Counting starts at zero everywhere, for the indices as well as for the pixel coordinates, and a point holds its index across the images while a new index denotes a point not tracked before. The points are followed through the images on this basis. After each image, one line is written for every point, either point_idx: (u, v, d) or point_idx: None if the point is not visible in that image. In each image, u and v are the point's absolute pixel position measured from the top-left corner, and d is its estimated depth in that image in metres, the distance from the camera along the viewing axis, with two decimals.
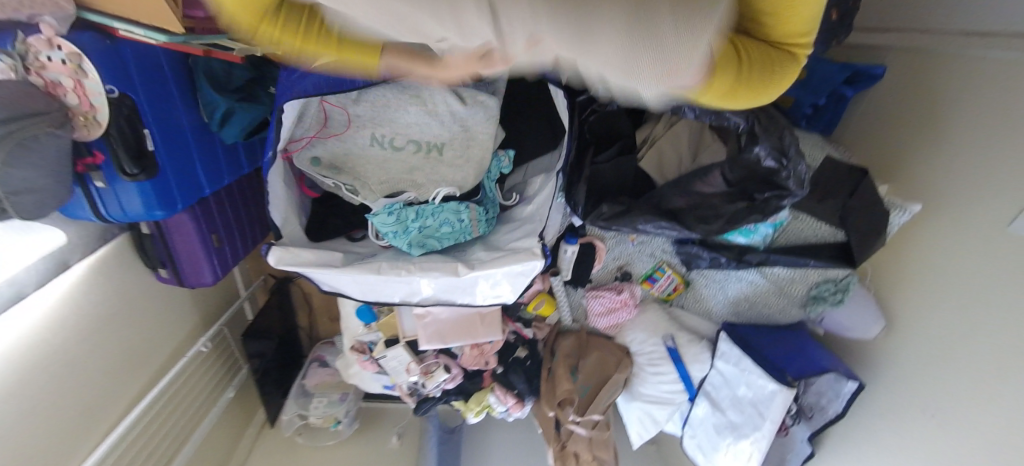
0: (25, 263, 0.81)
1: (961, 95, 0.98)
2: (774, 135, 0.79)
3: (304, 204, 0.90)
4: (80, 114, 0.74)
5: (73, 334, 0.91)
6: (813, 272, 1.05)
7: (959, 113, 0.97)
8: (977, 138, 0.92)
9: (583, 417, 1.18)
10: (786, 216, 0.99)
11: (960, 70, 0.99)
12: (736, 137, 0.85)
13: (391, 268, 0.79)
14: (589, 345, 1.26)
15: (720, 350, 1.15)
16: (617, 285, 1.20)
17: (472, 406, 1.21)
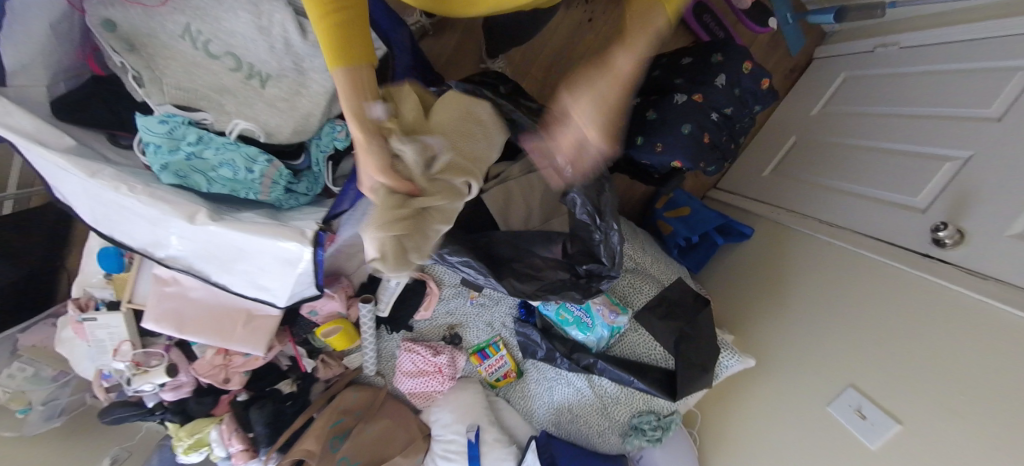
0: None
1: (805, 275, 1.06)
2: (597, 189, 0.69)
3: (78, 77, 0.71)
4: None
5: None
6: (639, 397, 0.94)
7: (803, 291, 1.03)
8: (814, 317, 0.97)
9: None
10: (624, 323, 0.90)
11: (810, 254, 1.08)
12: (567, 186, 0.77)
13: (111, 177, 0.60)
14: (380, 409, 1.00)
15: (523, 462, 0.97)
16: (438, 345, 1.01)
17: (180, 437, 0.88)
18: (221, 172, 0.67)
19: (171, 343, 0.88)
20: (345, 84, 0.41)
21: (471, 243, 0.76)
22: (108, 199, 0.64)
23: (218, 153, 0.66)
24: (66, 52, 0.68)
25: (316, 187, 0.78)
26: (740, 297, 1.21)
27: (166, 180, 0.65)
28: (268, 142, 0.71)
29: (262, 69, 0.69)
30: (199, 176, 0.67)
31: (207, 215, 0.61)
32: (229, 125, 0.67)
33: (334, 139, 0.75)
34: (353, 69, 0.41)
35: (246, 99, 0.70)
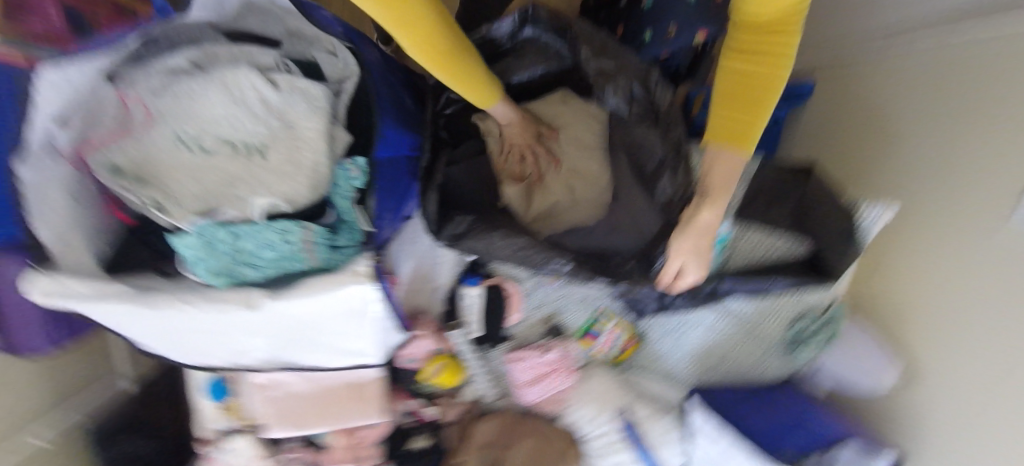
0: None
1: (913, 87, 0.85)
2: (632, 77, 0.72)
3: (115, 233, 0.73)
4: None
5: None
6: (785, 302, 0.79)
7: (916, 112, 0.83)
8: (951, 129, 0.77)
9: None
10: (729, 231, 0.77)
11: (904, 60, 0.87)
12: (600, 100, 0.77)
13: (172, 304, 0.60)
14: (517, 431, 0.93)
15: (693, 425, 0.85)
16: (543, 342, 0.92)
17: None
18: (265, 255, 0.65)
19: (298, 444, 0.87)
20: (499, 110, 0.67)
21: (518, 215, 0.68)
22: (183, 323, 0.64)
23: (256, 239, 0.65)
24: (94, 213, 0.70)
25: (359, 234, 0.73)
26: (836, 155, 1.01)
27: (219, 284, 0.66)
28: (293, 210, 0.67)
29: (254, 140, 0.66)
30: (248, 267, 0.66)
31: (268, 293, 0.60)
32: (251, 210, 0.65)
33: (348, 180, 0.70)
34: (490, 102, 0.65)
35: (252, 178, 0.66)
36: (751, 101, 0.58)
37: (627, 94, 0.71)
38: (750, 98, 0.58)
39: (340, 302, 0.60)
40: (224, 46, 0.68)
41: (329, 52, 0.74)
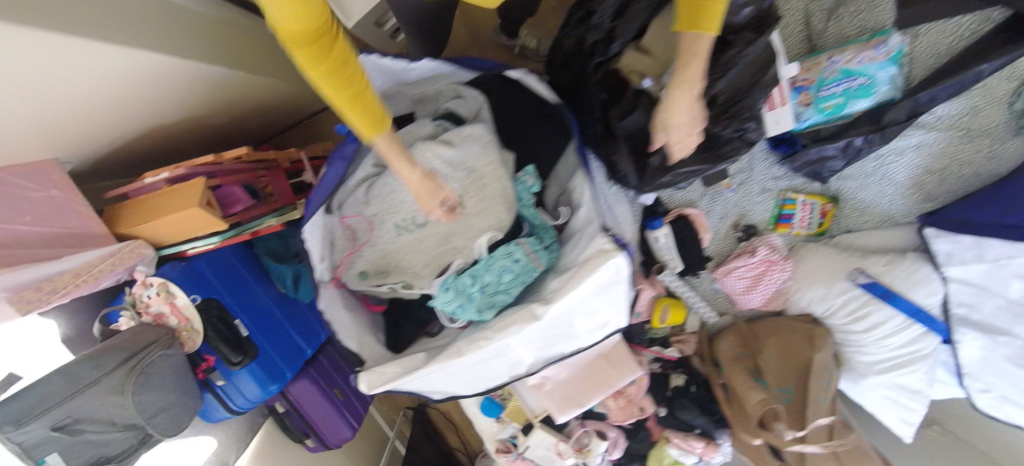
0: None
1: None
2: None
3: (378, 322, 0.88)
4: (182, 330, 0.86)
5: None
6: (998, 81, 0.70)
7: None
8: None
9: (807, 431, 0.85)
10: (902, 42, 0.73)
11: None
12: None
13: (470, 345, 0.73)
14: (758, 336, 0.97)
15: (940, 253, 0.82)
16: (746, 246, 0.94)
17: None
18: (505, 278, 0.75)
19: (582, 420, 0.98)
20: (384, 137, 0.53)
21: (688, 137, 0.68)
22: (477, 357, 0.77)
23: (493, 269, 0.75)
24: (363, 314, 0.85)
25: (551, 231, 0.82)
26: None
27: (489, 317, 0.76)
28: (505, 233, 0.76)
29: (450, 198, 0.75)
30: (499, 294, 0.76)
31: (543, 303, 0.69)
32: (477, 249, 0.75)
33: (529, 190, 0.78)
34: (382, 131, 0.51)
35: (463, 226, 0.76)
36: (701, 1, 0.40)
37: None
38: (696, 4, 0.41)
39: (596, 277, 0.66)
40: (391, 138, 0.78)
41: (455, 97, 0.81)
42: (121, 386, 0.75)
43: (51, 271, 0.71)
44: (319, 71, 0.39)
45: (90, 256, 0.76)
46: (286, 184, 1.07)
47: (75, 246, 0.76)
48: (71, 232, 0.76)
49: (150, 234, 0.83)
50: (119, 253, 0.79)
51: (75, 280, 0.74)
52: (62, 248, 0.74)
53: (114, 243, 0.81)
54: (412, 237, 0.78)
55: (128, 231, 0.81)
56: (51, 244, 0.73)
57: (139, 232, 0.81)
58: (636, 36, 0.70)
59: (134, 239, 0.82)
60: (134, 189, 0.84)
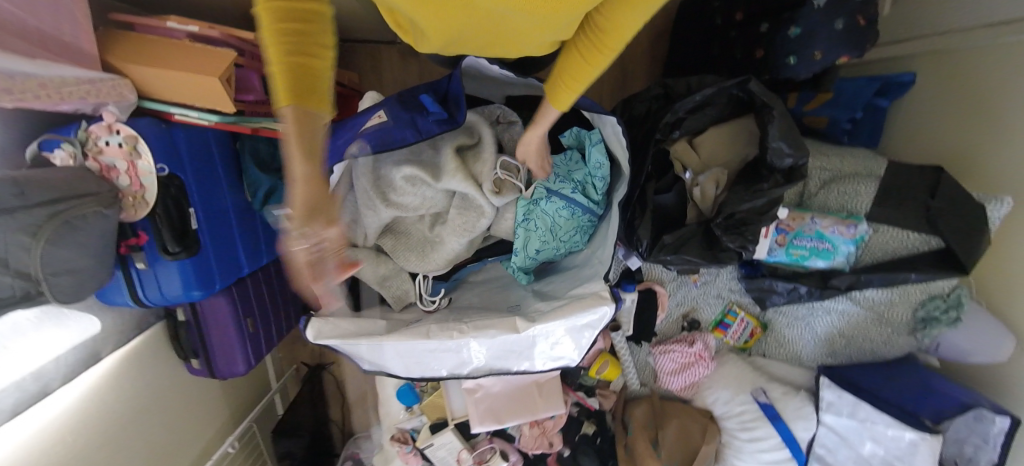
0: (50, 358, 0.74)
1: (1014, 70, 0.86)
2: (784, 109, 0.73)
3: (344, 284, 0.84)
4: (129, 194, 0.74)
5: (106, 428, 0.83)
6: (914, 289, 0.91)
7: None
8: None
9: None
10: (866, 231, 0.91)
11: (993, 54, 0.91)
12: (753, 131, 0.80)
13: (442, 329, 0.75)
14: (665, 413, 1.09)
15: (824, 400, 0.98)
16: (686, 336, 1.07)
17: None
18: (558, 219, 0.76)
19: (491, 436, 1.03)
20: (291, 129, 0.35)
21: (699, 236, 0.79)
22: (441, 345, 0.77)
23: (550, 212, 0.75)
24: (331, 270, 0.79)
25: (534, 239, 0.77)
26: (942, 143, 1.01)
27: (544, 245, 0.77)
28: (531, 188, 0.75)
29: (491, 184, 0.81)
30: (552, 242, 0.77)
31: (527, 320, 0.74)
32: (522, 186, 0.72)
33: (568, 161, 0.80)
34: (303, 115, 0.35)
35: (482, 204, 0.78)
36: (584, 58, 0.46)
37: (785, 138, 0.72)
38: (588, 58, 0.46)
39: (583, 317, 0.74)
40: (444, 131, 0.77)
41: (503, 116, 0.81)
42: (36, 228, 0.63)
43: (18, 69, 0.59)
44: None
45: (66, 73, 0.66)
46: None
47: (53, 53, 0.64)
48: (57, 36, 0.64)
49: (144, 77, 0.73)
50: (99, 85, 0.69)
51: (39, 91, 0.62)
52: (40, 49, 0.62)
53: (99, 72, 0.71)
54: (412, 216, 0.77)
55: (120, 64, 0.72)
56: (27, 37, 0.61)
57: (137, 72, 0.72)
58: (693, 132, 0.84)
59: (122, 77, 0.73)
60: (148, 26, 0.75)
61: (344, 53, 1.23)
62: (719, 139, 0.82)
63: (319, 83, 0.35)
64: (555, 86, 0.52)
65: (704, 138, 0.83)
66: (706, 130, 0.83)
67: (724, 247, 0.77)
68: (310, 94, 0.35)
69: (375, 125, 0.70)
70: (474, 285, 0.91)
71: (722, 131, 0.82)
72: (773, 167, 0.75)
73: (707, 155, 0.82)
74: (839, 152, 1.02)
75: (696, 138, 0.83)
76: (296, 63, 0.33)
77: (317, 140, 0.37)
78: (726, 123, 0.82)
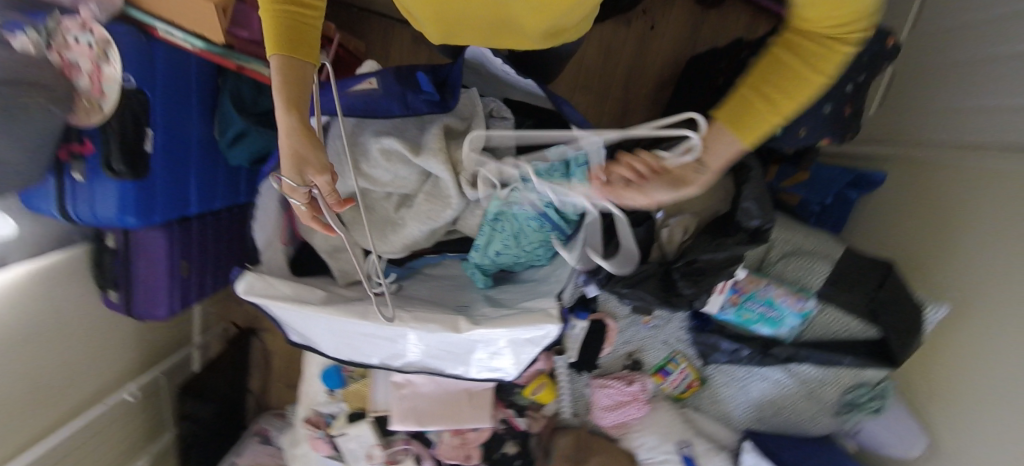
0: None
1: (966, 185, 0.92)
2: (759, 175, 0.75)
3: (292, 240, 0.81)
4: (86, 97, 0.70)
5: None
6: (845, 373, 0.94)
7: (980, 218, 0.88)
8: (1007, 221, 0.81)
9: None
10: (814, 308, 0.94)
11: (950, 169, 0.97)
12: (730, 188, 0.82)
13: (381, 311, 0.73)
14: (590, 449, 1.07)
15: (744, 465, 0.98)
16: (627, 374, 1.08)
17: None
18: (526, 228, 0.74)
19: (409, 437, 0.99)
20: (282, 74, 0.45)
21: (659, 277, 0.80)
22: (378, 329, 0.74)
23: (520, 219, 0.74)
24: (283, 231, 0.77)
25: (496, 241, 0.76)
26: (899, 242, 1.06)
27: (503, 249, 0.76)
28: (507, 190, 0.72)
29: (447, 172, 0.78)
30: (513, 248, 0.76)
31: (470, 322, 0.71)
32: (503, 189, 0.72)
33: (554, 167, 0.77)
34: (286, 61, 0.44)
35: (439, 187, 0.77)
36: (801, 81, 0.36)
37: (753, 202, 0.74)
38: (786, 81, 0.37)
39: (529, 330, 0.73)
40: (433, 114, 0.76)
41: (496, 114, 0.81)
42: None
43: None
44: None
45: None
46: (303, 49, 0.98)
47: None
48: None
49: None
50: None
51: None
52: None
53: None
54: (378, 191, 0.75)
55: None
56: None
57: None
58: None
59: None
60: None
61: (358, 21, 1.21)
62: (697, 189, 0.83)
63: (307, 37, 0.45)
64: (742, 110, 0.40)
65: None
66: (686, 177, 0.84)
67: (680, 292, 0.78)
68: (296, 47, 0.44)
69: (364, 92, 0.69)
70: (429, 277, 0.89)
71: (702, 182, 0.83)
72: (740, 225, 0.76)
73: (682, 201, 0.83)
74: (805, 230, 1.06)
75: None
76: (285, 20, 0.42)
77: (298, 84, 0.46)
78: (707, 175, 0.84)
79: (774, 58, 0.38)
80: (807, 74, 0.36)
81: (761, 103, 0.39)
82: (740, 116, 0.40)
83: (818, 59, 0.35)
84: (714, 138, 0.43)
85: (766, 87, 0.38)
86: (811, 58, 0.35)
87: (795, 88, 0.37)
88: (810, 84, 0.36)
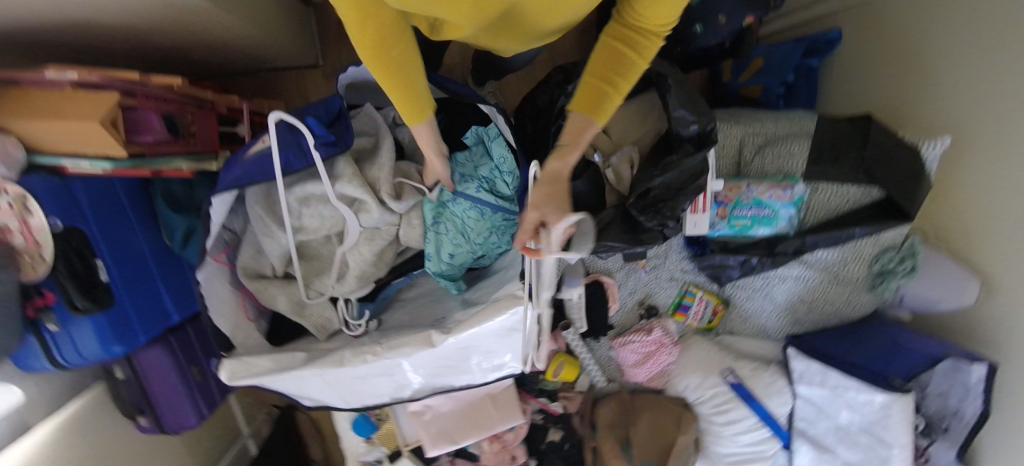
0: None
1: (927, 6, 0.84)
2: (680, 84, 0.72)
3: (260, 317, 0.81)
4: (27, 253, 0.71)
5: None
6: (864, 244, 0.86)
7: (956, 30, 0.78)
8: (982, 20, 0.73)
9: None
10: (804, 191, 0.86)
11: None
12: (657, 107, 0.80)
13: (356, 354, 0.72)
14: (635, 409, 1.05)
15: (796, 371, 0.92)
16: (644, 324, 1.03)
17: None
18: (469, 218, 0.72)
19: (453, 457, 1.00)
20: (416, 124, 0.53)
21: (620, 219, 0.76)
22: (368, 369, 0.74)
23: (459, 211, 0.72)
24: (244, 309, 0.77)
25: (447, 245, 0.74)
26: (877, 92, 0.97)
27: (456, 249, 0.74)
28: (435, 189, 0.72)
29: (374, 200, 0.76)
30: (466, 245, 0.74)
31: (441, 332, 0.70)
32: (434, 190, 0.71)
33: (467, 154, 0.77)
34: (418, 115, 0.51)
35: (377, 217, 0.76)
36: (621, 70, 0.45)
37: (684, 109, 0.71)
38: (610, 68, 0.45)
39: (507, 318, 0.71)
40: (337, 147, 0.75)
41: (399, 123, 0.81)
42: None
43: None
44: (353, 23, 0.41)
45: None
46: (215, 129, 0.96)
47: None
48: None
49: (30, 133, 0.68)
50: None
51: None
52: None
53: None
54: (315, 238, 0.74)
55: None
56: None
57: (19, 127, 0.68)
58: None
59: (6, 134, 0.68)
60: (27, 79, 0.71)
61: (270, 84, 1.22)
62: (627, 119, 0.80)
63: (420, 88, 0.49)
64: (591, 96, 0.46)
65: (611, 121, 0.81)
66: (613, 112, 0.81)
67: (644, 227, 0.74)
68: (419, 100, 0.50)
69: (257, 151, 0.65)
70: (406, 302, 0.88)
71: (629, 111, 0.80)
72: (680, 137, 0.73)
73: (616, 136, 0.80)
74: (773, 115, 0.98)
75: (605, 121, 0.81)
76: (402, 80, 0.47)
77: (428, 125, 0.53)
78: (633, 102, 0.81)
79: (608, 47, 0.45)
80: (625, 65, 0.45)
81: (605, 83, 0.46)
82: (591, 98, 0.47)
83: (642, 44, 0.44)
84: (574, 123, 0.48)
85: (607, 71, 0.45)
86: (618, 69, 0.45)
87: (616, 80, 0.45)
88: (637, 66, 0.45)
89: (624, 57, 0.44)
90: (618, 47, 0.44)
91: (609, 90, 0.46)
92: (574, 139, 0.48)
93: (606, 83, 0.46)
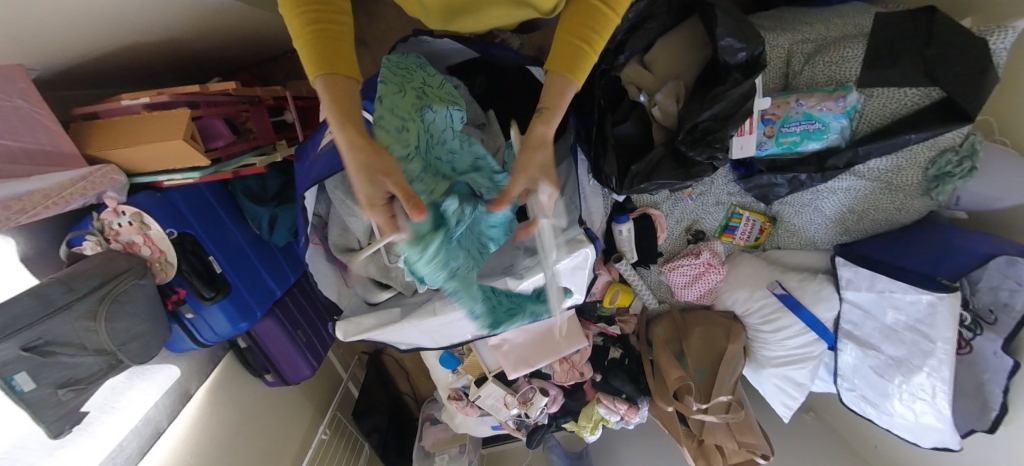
0: (148, 406, 0.90)
1: None
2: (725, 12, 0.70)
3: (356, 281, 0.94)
4: (155, 261, 0.85)
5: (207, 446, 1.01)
6: (920, 148, 0.85)
7: None
8: None
9: (709, 404, 1.08)
10: (858, 99, 0.84)
11: None
12: (698, 39, 0.79)
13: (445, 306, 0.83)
14: (687, 325, 1.16)
15: (844, 279, 0.98)
16: (692, 248, 1.09)
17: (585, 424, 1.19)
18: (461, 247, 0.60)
19: (529, 379, 1.16)
20: (327, 93, 0.44)
21: (669, 157, 0.79)
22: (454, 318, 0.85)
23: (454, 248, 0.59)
24: (342, 278, 0.89)
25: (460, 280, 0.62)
26: None
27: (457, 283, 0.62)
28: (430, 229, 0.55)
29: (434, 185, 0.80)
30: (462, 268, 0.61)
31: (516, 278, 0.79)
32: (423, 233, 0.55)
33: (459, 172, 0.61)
34: (330, 77, 0.43)
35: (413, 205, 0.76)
36: (594, 21, 0.45)
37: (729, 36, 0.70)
38: (585, 25, 0.45)
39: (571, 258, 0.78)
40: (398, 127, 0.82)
41: None
42: (93, 312, 0.73)
43: (21, 189, 0.65)
44: None
45: (61, 177, 0.71)
46: (268, 121, 1.03)
47: (41, 163, 0.72)
48: (38, 148, 0.71)
49: (125, 157, 0.78)
50: (91, 177, 0.74)
51: (46, 201, 0.67)
52: (29, 165, 0.70)
53: (86, 165, 0.76)
54: None
55: (99, 152, 0.76)
56: (16, 158, 0.68)
57: (115, 154, 0.76)
58: (642, 52, 0.82)
59: (107, 162, 0.78)
60: (108, 109, 0.79)
61: (299, 60, 1.23)
62: (666, 55, 0.80)
63: (343, 53, 0.44)
64: (565, 55, 0.47)
65: (650, 60, 0.81)
66: (650, 51, 0.81)
67: (694, 162, 0.76)
68: (338, 64, 0.44)
69: (328, 144, 0.72)
70: None
71: (667, 47, 0.80)
72: (727, 65, 0.73)
73: (657, 75, 0.81)
74: (823, 17, 0.91)
75: (643, 62, 0.82)
76: (318, 28, 0.41)
77: (346, 100, 0.45)
78: (670, 37, 0.81)
79: (582, 2, 0.45)
80: (598, 16, 0.45)
81: (580, 40, 0.46)
82: (566, 59, 0.47)
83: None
84: (553, 87, 0.48)
85: (578, 29, 0.46)
86: (590, 27, 0.45)
87: (591, 33, 0.46)
88: (609, 18, 0.46)
89: (598, 9, 0.45)
90: (591, 0, 0.45)
91: (581, 48, 0.46)
92: (556, 100, 0.48)
93: (580, 39, 0.46)
